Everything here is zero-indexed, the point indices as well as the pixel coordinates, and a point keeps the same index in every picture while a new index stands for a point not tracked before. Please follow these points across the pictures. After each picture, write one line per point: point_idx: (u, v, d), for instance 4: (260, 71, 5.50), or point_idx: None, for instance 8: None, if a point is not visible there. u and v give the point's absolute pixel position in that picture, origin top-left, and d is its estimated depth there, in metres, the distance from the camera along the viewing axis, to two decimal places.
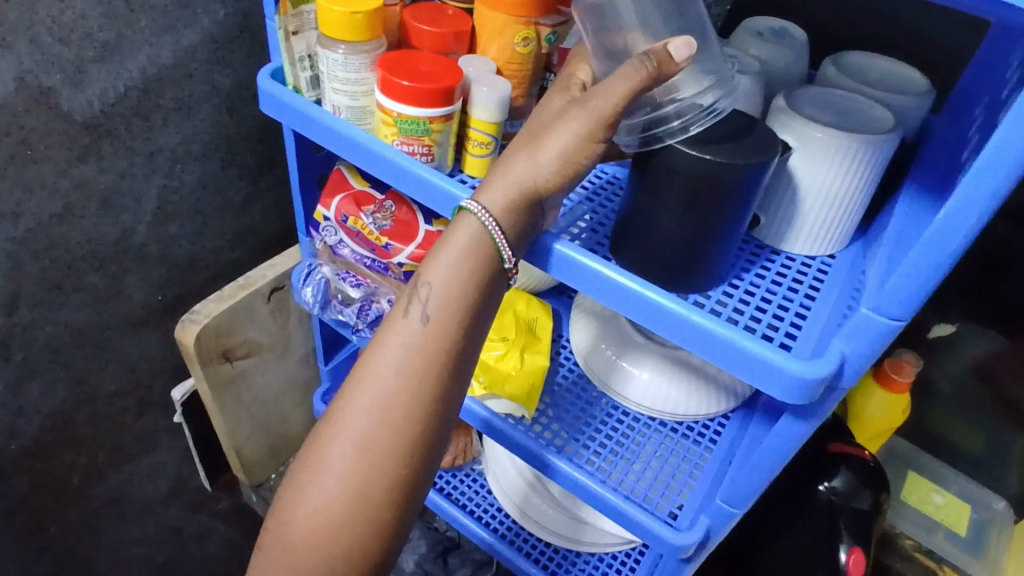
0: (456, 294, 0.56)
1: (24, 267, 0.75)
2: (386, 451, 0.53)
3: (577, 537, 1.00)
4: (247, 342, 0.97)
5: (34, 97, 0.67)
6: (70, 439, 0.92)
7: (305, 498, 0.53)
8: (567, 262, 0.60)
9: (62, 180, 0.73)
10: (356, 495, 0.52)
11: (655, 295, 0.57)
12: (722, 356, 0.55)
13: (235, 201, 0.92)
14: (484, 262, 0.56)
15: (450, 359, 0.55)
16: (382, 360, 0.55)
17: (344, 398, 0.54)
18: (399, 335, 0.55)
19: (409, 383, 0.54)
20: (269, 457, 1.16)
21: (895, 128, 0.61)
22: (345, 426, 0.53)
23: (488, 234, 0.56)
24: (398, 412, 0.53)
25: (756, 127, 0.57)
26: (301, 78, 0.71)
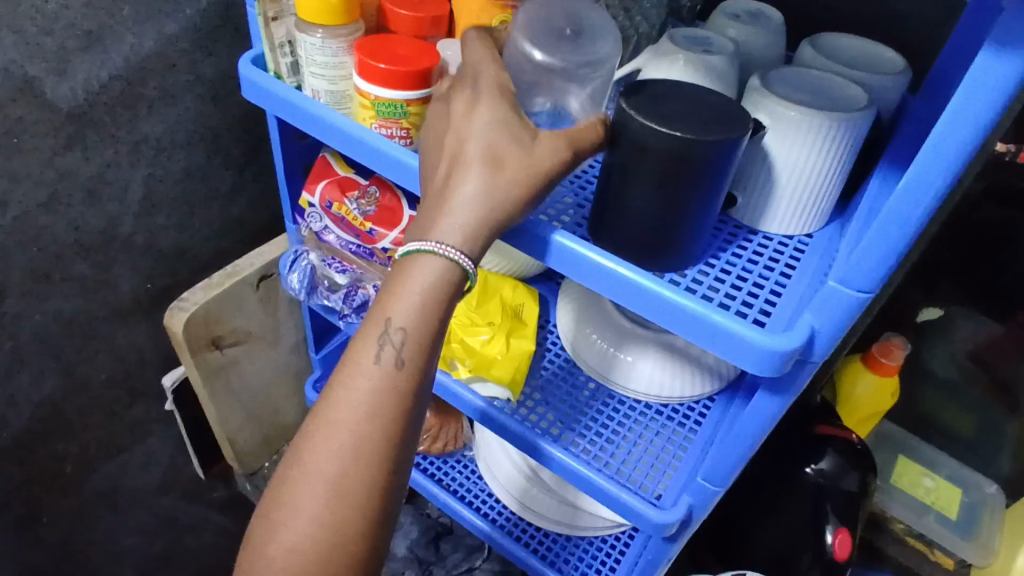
0: (424, 327, 0.53)
1: (12, 256, 0.76)
2: (357, 497, 0.50)
3: (575, 522, 1.00)
4: (236, 331, 0.97)
5: (18, 87, 0.68)
6: (63, 429, 0.93)
7: (272, 552, 0.49)
8: (564, 252, 0.60)
9: (47, 169, 0.74)
10: (324, 552, 0.49)
11: (659, 290, 0.56)
12: (711, 340, 0.55)
13: (222, 190, 0.93)
14: (452, 290, 0.54)
15: (419, 394, 0.53)
16: (350, 407, 0.51)
17: (307, 449, 0.50)
18: (367, 380, 0.52)
19: (381, 430, 0.51)
20: (262, 447, 1.17)
21: (869, 106, 0.61)
22: (312, 473, 0.50)
23: (455, 267, 0.53)
24: (369, 462, 0.50)
25: (718, 115, 0.55)
26: (282, 64, 0.71)
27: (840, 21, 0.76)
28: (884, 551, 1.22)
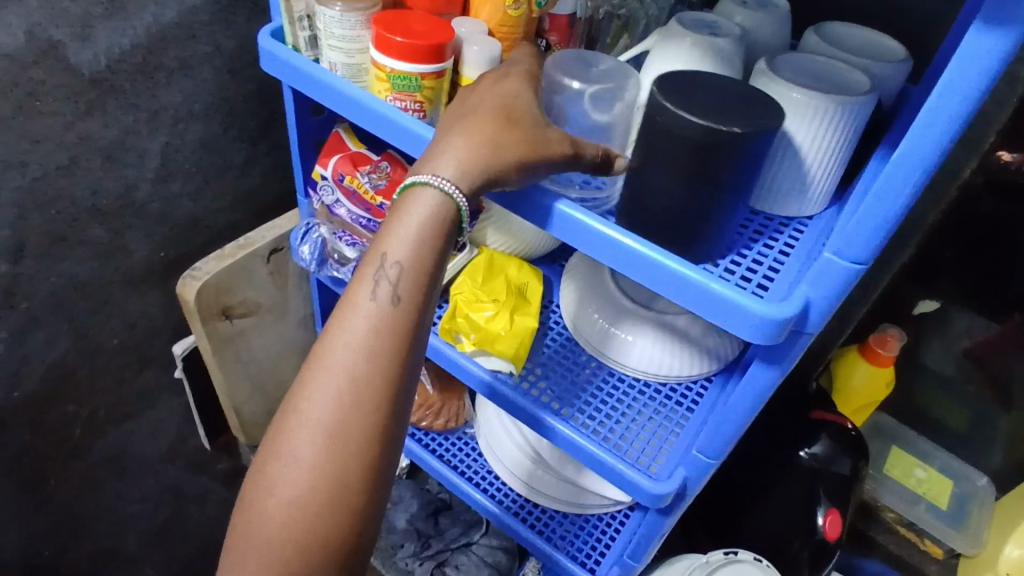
0: (417, 262, 0.54)
1: (30, 216, 0.78)
2: (354, 433, 0.51)
3: (581, 502, 1.01)
4: (246, 302, 1.00)
5: (43, 50, 0.70)
6: (74, 390, 0.95)
7: (274, 487, 0.50)
8: (568, 220, 0.62)
9: (68, 133, 0.76)
10: (326, 484, 0.50)
11: (659, 258, 0.58)
12: (709, 307, 0.57)
13: (236, 162, 0.95)
14: (445, 230, 0.55)
15: (414, 331, 0.54)
16: (347, 342, 0.52)
17: (307, 386, 0.52)
18: (364, 317, 0.53)
19: (377, 365, 0.52)
20: (267, 419, 1.19)
21: (871, 91, 0.63)
22: (309, 410, 0.51)
23: (451, 201, 0.55)
24: (366, 395, 0.51)
25: (747, 102, 0.57)
26: (300, 38, 0.73)
27: (844, 8, 0.77)
28: (875, 539, 1.25)
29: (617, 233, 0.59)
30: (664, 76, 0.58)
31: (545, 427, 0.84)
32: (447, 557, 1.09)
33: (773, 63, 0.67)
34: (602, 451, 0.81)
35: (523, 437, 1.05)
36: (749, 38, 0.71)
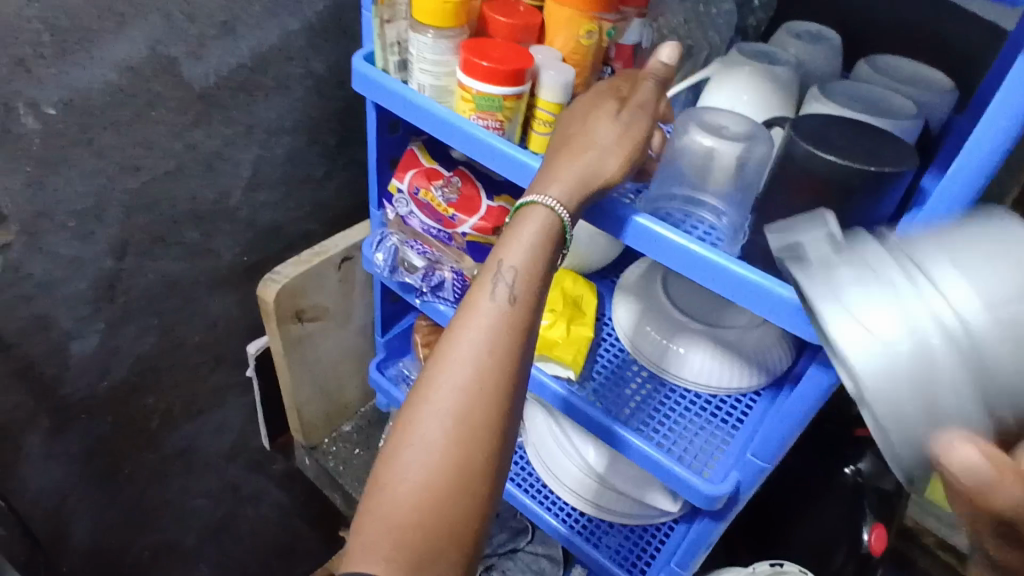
0: (529, 274, 0.62)
1: (137, 216, 0.85)
2: (479, 423, 0.56)
3: (633, 514, 1.04)
4: (317, 306, 1.06)
5: (162, 66, 0.78)
6: (156, 382, 1.01)
7: (401, 469, 0.54)
8: (645, 232, 0.67)
9: (176, 141, 0.84)
10: (456, 469, 0.54)
11: (738, 267, 0.63)
12: (765, 305, 0.62)
13: (316, 175, 1.03)
14: (551, 244, 0.64)
15: (526, 331, 0.60)
16: (471, 337, 0.58)
17: (436, 375, 0.57)
18: (485, 315, 0.59)
19: (497, 358, 0.58)
20: (323, 423, 1.24)
21: (919, 116, 0.68)
22: (438, 402, 0.56)
23: (559, 221, 0.64)
24: (488, 387, 0.57)
25: (866, 141, 0.61)
26: (390, 62, 0.81)
27: (890, 41, 0.83)
28: (914, 563, 1.23)
29: (655, 224, 0.66)
30: (795, 120, 0.63)
31: (627, 446, 0.87)
32: (494, 562, 1.12)
33: (831, 88, 0.72)
34: (667, 459, 0.84)
35: (581, 458, 1.06)
36: (804, 69, 0.77)
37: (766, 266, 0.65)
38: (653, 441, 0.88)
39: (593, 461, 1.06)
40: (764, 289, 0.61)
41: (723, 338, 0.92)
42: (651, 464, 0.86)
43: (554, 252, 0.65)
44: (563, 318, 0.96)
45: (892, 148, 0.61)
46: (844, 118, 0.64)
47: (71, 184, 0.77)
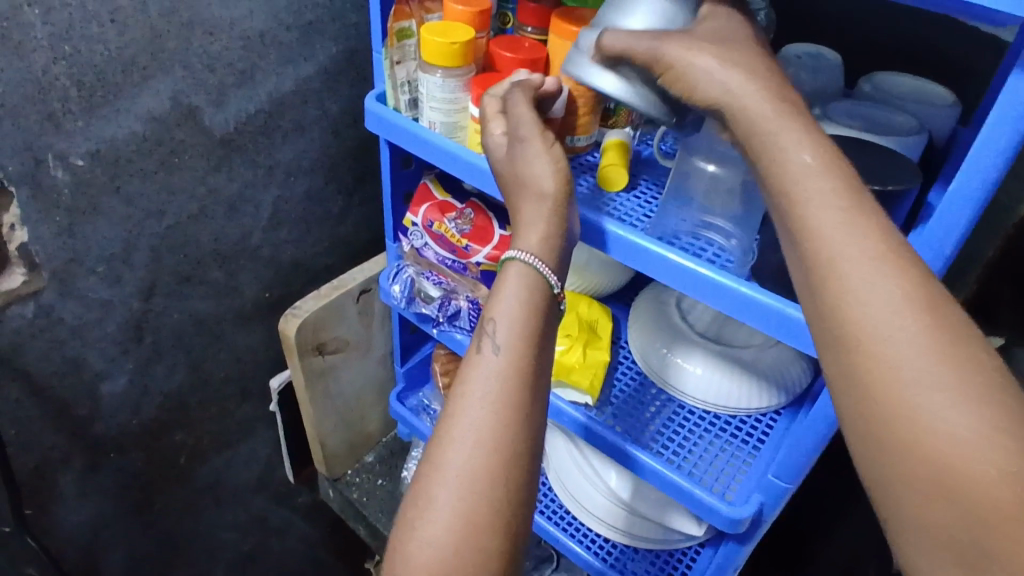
0: (524, 322, 0.60)
1: (163, 258, 0.88)
2: (489, 480, 0.53)
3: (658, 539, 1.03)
4: (338, 339, 1.08)
5: (184, 114, 0.81)
6: (184, 419, 1.03)
7: (416, 536, 0.53)
8: (647, 253, 0.68)
9: (200, 185, 0.87)
10: (465, 529, 0.52)
11: (743, 288, 0.64)
12: (775, 326, 0.63)
13: (333, 212, 1.05)
14: (539, 291, 0.63)
15: (524, 378, 0.58)
16: (467, 394, 0.57)
17: (439, 437, 0.56)
18: (478, 369, 0.58)
19: (494, 410, 0.55)
20: (347, 454, 1.25)
21: (921, 131, 0.69)
22: (446, 465, 0.54)
23: (536, 270, 0.62)
24: (490, 440, 0.54)
25: (869, 162, 0.62)
26: (401, 101, 0.83)
27: (890, 58, 0.84)
28: None
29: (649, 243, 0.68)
30: None
31: (647, 470, 0.87)
32: None
33: (833, 109, 0.73)
34: (687, 482, 0.84)
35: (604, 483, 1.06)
36: (805, 90, 0.78)
37: (778, 286, 0.66)
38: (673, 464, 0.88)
39: (616, 485, 1.05)
40: (773, 311, 0.62)
41: (738, 355, 0.92)
42: (672, 488, 0.86)
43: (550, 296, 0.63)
44: (581, 343, 0.97)
45: (897, 170, 0.62)
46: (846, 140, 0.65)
47: (99, 230, 0.80)
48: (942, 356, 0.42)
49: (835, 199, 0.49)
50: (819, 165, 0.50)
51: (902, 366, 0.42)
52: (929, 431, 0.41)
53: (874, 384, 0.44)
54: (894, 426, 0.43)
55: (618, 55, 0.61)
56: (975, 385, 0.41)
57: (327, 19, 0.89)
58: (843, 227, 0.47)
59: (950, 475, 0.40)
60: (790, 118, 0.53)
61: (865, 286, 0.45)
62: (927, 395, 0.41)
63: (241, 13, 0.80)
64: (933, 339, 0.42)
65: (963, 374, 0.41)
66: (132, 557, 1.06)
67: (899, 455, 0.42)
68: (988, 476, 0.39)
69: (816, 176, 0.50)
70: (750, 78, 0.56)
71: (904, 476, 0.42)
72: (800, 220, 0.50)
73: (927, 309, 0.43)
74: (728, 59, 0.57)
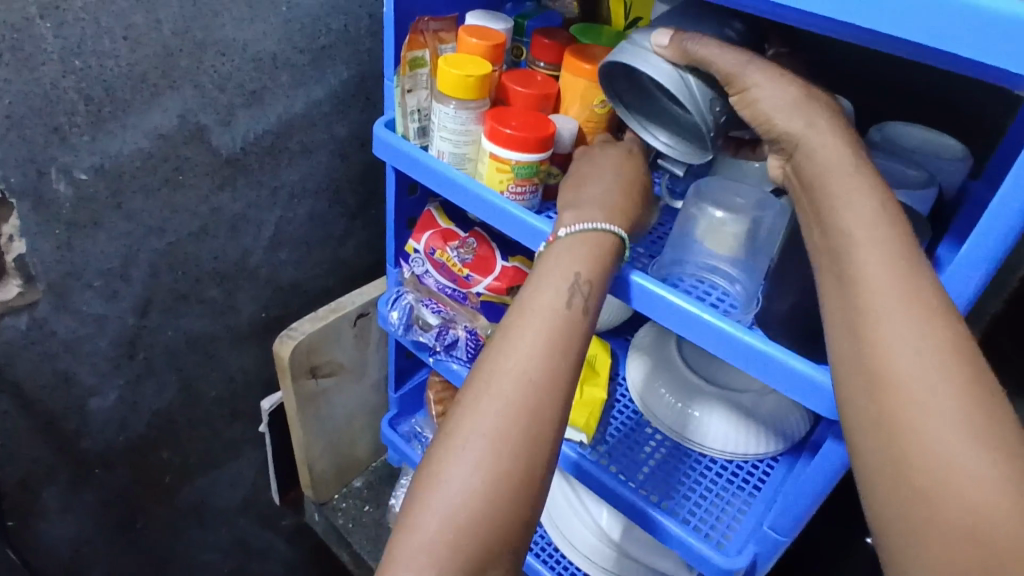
0: (580, 300, 0.62)
1: (161, 275, 0.87)
2: (523, 451, 0.56)
3: None
4: (332, 362, 1.07)
5: (191, 133, 0.81)
6: (172, 438, 1.01)
7: (442, 487, 0.55)
8: (649, 296, 0.67)
9: (202, 204, 0.86)
10: (495, 487, 0.54)
11: (748, 337, 0.62)
12: (778, 377, 0.62)
13: (335, 234, 1.05)
14: (607, 261, 0.64)
15: (569, 349, 0.60)
16: (513, 360, 0.59)
17: (478, 395, 0.58)
18: (528, 336, 0.60)
19: (537, 379, 0.58)
20: (335, 478, 1.23)
21: (931, 184, 0.69)
22: (483, 426, 0.56)
23: (607, 242, 0.65)
24: (530, 409, 0.57)
25: None
26: (410, 129, 0.83)
27: (900, 109, 0.84)
28: None
29: (652, 284, 0.67)
30: None
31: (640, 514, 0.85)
32: None
33: None
34: (680, 529, 0.83)
35: (594, 520, 1.05)
36: None
37: (782, 335, 0.65)
38: (666, 509, 0.87)
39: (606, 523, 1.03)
40: (778, 363, 0.61)
41: (735, 399, 0.91)
42: (664, 534, 0.84)
43: (583, 340, 0.61)
44: (580, 379, 0.96)
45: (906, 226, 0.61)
46: None
47: (98, 245, 0.79)
48: (969, 409, 0.44)
49: (900, 245, 0.51)
50: (878, 214, 0.52)
51: (935, 412, 0.45)
52: (949, 478, 0.43)
53: (906, 429, 0.46)
54: (929, 480, 0.44)
55: (696, 57, 0.60)
56: (996, 439, 0.43)
57: (340, 44, 0.89)
58: (895, 277, 0.49)
59: (973, 523, 0.42)
60: (856, 164, 0.55)
61: (908, 340, 0.47)
62: (943, 441, 0.44)
63: (254, 35, 0.80)
64: (959, 387, 0.44)
65: (990, 432, 0.43)
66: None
67: (932, 511, 0.44)
68: (1011, 526, 0.41)
69: (874, 223, 0.51)
70: (834, 123, 0.57)
71: (932, 533, 0.44)
72: (855, 261, 0.51)
73: (970, 365, 0.45)
74: (814, 96, 0.58)
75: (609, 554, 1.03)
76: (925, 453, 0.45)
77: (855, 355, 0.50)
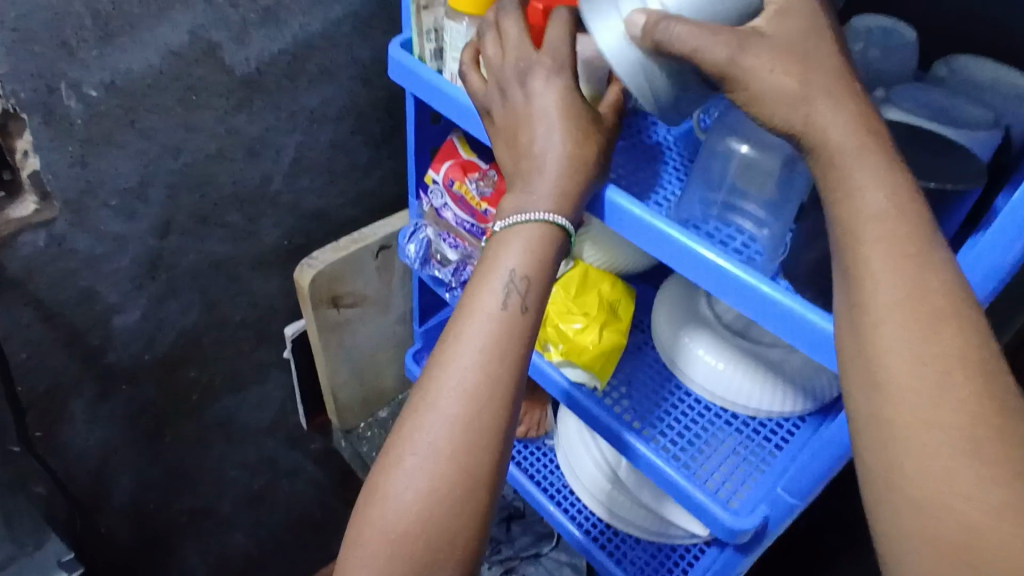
0: (519, 297, 0.59)
1: (181, 196, 0.87)
2: (467, 459, 0.55)
3: (655, 529, 1.00)
4: (354, 293, 1.06)
5: (203, 50, 0.79)
6: (198, 357, 1.04)
7: (385, 503, 0.54)
8: (659, 236, 0.62)
9: (218, 125, 0.85)
10: (436, 500, 0.54)
11: (765, 287, 0.57)
12: (794, 332, 0.57)
13: (360, 163, 1.02)
14: (549, 246, 0.61)
15: (512, 350, 0.58)
16: (453, 366, 0.57)
17: (420, 406, 0.56)
18: (471, 338, 0.58)
19: (477, 382, 0.56)
20: (361, 408, 1.25)
21: (997, 125, 0.60)
22: (423, 435, 0.55)
23: (552, 226, 0.61)
24: (472, 413, 0.55)
25: (931, 161, 0.54)
26: (426, 50, 0.78)
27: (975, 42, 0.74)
28: None
29: (659, 223, 0.62)
30: None
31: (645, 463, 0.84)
32: (516, 565, 1.13)
33: (898, 93, 0.64)
34: (687, 484, 0.81)
35: (609, 464, 1.03)
36: (870, 71, 0.69)
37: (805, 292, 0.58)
38: (676, 461, 0.84)
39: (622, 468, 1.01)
40: (795, 317, 0.56)
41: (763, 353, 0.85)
42: (671, 487, 0.82)
43: (528, 345, 0.59)
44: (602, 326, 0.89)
45: (955, 169, 0.54)
46: (906, 131, 0.57)
47: (113, 164, 0.79)
48: (973, 425, 0.40)
49: (903, 250, 0.45)
50: (888, 208, 0.46)
51: (930, 422, 0.41)
52: (940, 491, 0.40)
53: (901, 441, 0.42)
54: (919, 484, 0.41)
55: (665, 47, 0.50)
56: (997, 451, 0.39)
57: None
58: (898, 284, 0.44)
59: (964, 533, 0.39)
60: (864, 150, 0.47)
61: (909, 346, 0.43)
62: (941, 457, 0.40)
63: None
64: (960, 391, 0.41)
65: (989, 446, 0.39)
66: (141, 482, 1.09)
67: (921, 515, 0.41)
68: (1005, 542, 0.38)
69: (879, 219, 0.46)
70: (838, 105, 0.49)
71: (923, 534, 0.41)
72: (858, 260, 0.46)
73: (977, 373, 0.41)
74: (813, 77, 0.49)
75: (620, 499, 1.02)
76: (918, 464, 0.41)
77: (855, 353, 0.46)
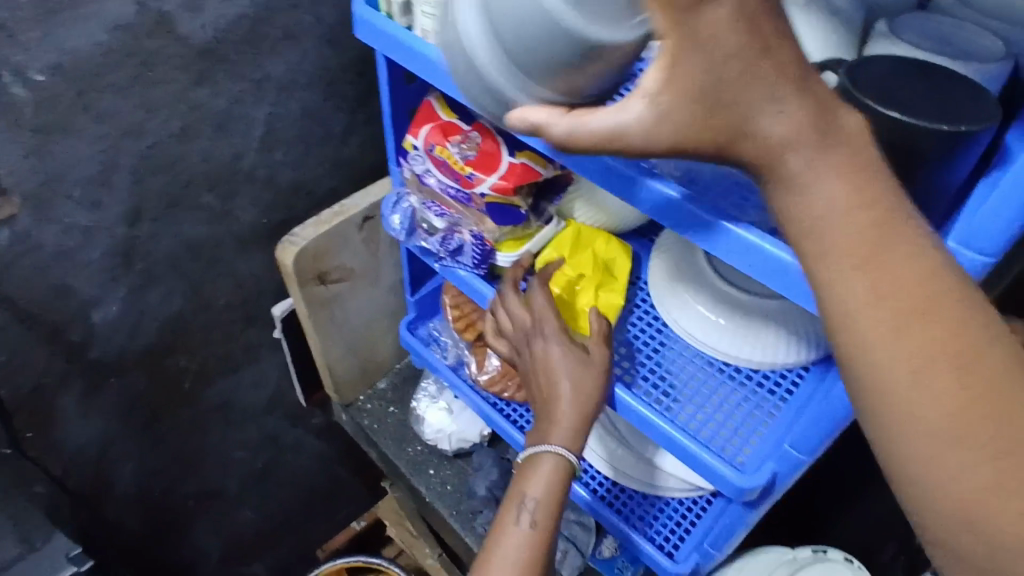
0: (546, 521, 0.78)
1: (147, 180, 0.83)
2: None
3: (654, 483, 0.97)
4: (341, 268, 1.03)
5: (156, 21, 0.73)
6: (186, 344, 1.01)
7: None
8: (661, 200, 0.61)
9: (180, 102, 0.80)
10: None
11: (775, 250, 0.54)
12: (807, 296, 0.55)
13: (335, 131, 0.98)
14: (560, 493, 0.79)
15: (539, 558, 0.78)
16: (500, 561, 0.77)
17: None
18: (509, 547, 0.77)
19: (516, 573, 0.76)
20: (359, 380, 1.23)
21: (1009, 55, 0.56)
22: None
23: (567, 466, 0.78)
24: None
25: (946, 97, 0.51)
26: (393, 5, 0.73)
27: None
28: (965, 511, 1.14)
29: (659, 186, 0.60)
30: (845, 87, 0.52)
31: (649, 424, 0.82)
32: None
33: (903, 24, 0.60)
34: (689, 444, 0.79)
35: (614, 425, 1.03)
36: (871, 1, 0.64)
37: None
38: (676, 419, 0.82)
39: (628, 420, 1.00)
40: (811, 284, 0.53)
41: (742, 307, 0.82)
42: (673, 447, 0.81)
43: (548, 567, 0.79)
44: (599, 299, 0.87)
45: (969, 107, 0.50)
46: (917, 67, 0.53)
47: (72, 151, 0.75)
48: (964, 409, 0.36)
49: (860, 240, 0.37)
50: (848, 206, 0.37)
51: (913, 415, 0.37)
52: (932, 473, 0.37)
53: (883, 429, 0.38)
54: (911, 466, 0.38)
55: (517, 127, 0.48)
56: (988, 437, 0.36)
57: None
58: (857, 281, 0.37)
59: (962, 510, 0.37)
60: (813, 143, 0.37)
61: (876, 347, 0.37)
62: (928, 445, 0.37)
63: None
64: (942, 387, 0.36)
65: (975, 431, 0.36)
66: (141, 471, 1.08)
67: (917, 491, 0.39)
68: (1003, 514, 0.36)
69: (837, 208, 0.37)
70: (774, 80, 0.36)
71: (925, 509, 0.39)
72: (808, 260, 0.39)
73: (954, 361, 0.36)
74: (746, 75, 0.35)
75: (626, 457, 1.00)
76: (907, 450, 0.38)
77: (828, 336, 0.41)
